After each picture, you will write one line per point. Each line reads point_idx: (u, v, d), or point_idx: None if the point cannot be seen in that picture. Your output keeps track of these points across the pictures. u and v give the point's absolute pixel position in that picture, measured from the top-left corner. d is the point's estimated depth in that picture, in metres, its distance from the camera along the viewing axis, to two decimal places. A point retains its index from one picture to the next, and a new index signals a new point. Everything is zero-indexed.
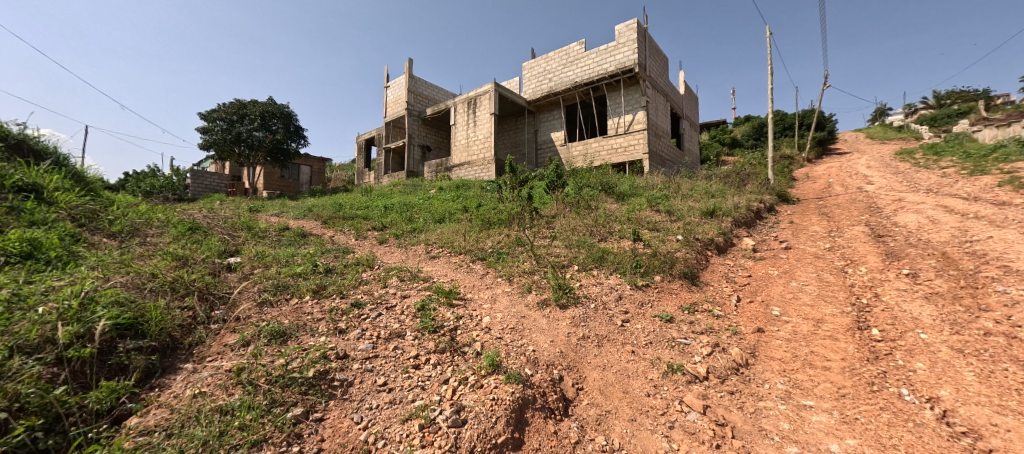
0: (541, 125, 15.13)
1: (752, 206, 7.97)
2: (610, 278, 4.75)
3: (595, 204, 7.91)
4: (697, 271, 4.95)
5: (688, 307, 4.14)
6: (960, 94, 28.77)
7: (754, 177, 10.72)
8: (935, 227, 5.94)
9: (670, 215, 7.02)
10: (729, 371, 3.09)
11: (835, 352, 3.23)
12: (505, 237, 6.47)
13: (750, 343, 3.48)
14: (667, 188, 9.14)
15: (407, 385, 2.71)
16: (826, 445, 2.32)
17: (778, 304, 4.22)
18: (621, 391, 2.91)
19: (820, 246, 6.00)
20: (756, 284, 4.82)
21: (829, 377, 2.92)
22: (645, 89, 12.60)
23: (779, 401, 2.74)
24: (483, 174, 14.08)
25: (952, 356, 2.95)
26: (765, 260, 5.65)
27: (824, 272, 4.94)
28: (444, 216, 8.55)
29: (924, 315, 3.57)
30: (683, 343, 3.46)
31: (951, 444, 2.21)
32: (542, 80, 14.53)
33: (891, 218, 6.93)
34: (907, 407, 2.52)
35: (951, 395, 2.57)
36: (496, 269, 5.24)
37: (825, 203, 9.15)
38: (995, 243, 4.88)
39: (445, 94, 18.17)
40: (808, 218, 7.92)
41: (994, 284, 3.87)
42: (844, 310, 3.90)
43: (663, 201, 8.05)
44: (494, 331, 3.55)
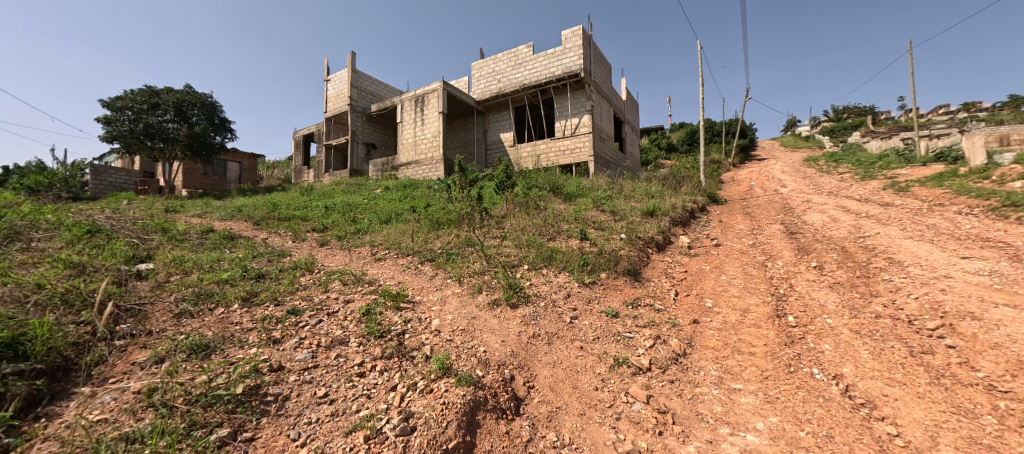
0: (491, 125, 15.14)
1: (686, 206, 8.58)
2: (558, 276, 4.86)
3: (544, 204, 8.06)
4: (639, 268, 5.23)
5: (632, 302, 4.35)
6: (854, 109, 33.34)
7: (688, 180, 11.55)
8: (836, 224, 6.80)
9: (614, 215, 7.35)
10: (669, 361, 3.27)
11: (759, 338, 3.55)
12: (454, 237, 6.37)
13: (686, 334, 3.73)
14: (611, 189, 9.57)
15: (351, 395, 2.55)
16: (753, 424, 2.53)
17: (711, 296, 4.57)
18: (571, 386, 2.97)
19: (744, 243, 6.60)
20: (691, 278, 5.19)
21: (755, 362, 3.21)
22: (590, 94, 13.08)
23: (713, 387, 2.96)
24: (431, 173, 13.79)
25: (852, 337, 3.36)
26: (699, 256, 6.10)
27: (749, 266, 5.43)
28: (390, 216, 8.24)
29: (829, 302, 4.05)
30: (628, 337, 3.63)
31: (853, 414, 2.51)
32: (491, 80, 14.54)
33: (801, 217, 7.82)
34: (818, 384, 2.83)
35: (852, 371, 2.93)
36: (445, 270, 5.14)
37: (748, 203, 10.11)
38: (881, 238, 5.67)
39: (390, 90, 17.53)
40: (734, 218, 8.70)
41: (882, 273, 4.48)
42: (765, 300, 4.32)
43: (608, 201, 8.42)
44: (445, 334, 3.47)
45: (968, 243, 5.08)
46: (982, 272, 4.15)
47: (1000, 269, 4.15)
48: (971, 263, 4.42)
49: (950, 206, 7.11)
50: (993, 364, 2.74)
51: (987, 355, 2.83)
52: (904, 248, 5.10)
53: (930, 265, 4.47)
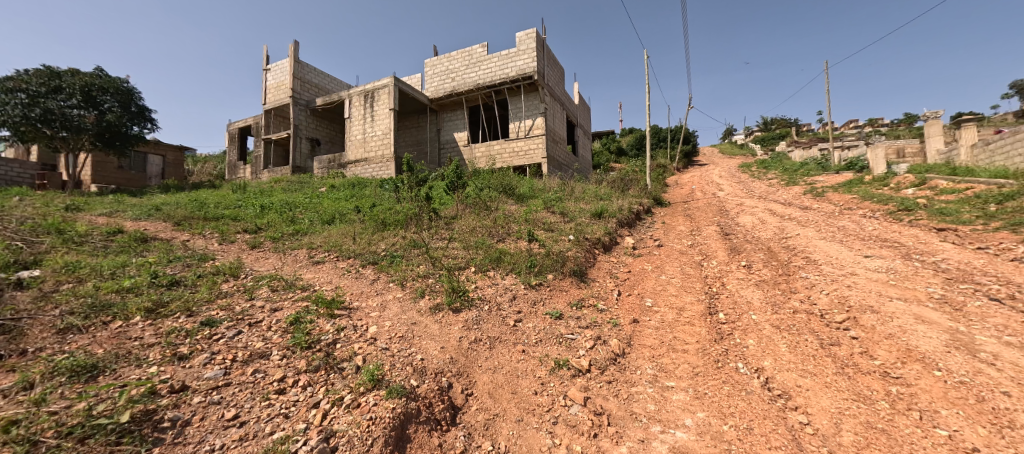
0: (444, 124, 14.85)
1: (633, 208, 8.91)
2: (505, 278, 4.81)
3: (495, 205, 8.00)
4: (585, 269, 5.31)
5: (576, 304, 4.39)
6: (781, 121, 36.63)
7: (635, 183, 12.03)
8: (763, 226, 7.37)
9: (564, 217, 7.45)
10: (608, 361, 3.32)
11: (692, 336, 3.71)
12: (400, 239, 6.12)
13: (626, 333, 3.82)
14: (562, 191, 9.73)
15: (265, 416, 2.31)
16: (682, 420, 2.61)
17: (651, 295, 4.75)
18: (510, 391, 2.92)
19: (684, 244, 6.95)
20: (634, 278, 5.36)
21: (687, 359, 3.34)
22: (543, 96, 13.22)
23: (647, 385, 3.04)
24: (381, 173, 13.28)
25: (773, 332, 3.61)
26: (642, 256, 6.34)
27: (686, 266, 5.71)
28: (333, 216, 7.77)
29: (755, 299, 4.35)
30: (570, 338, 3.65)
31: (770, 406, 2.67)
32: (444, 79, 14.26)
33: (735, 219, 8.39)
34: (742, 378, 3.00)
35: (772, 365, 3.13)
36: (388, 273, 4.90)
37: (689, 206, 10.70)
38: (800, 239, 6.20)
39: (337, 83, 16.65)
40: (676, 219, 9.17)
41: (800, 272, 4.88)
42: (699, 298, 4.55)
43: (558, 203, 8.53)
44: (381, 342, 3.27)
45: (870, 243, 5.70)
46: (881, 269, 4.63)
47: (895, 266, 4.66)
48: (872, 261, 4.93)
49: (856, 210, 7.97)
50: (887, 352, 3.04)
51: (882, 344, 3.14)
52: (819, 248, 5.61)
53: (839, 264, 4.93)
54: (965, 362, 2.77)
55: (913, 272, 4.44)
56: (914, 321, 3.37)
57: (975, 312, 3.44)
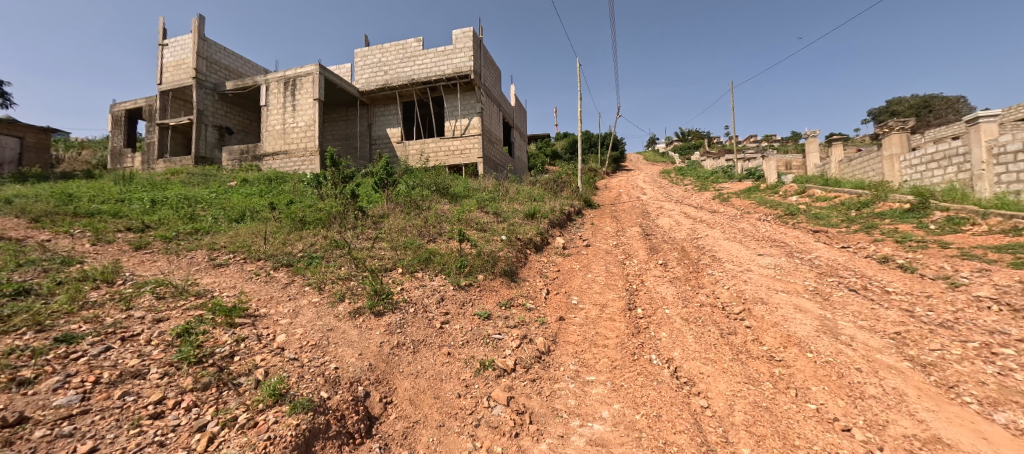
0: (376, 119, 14.14)
1: (564, 210, 9.21)
2: (434, 279, 4.67)
3: (427, 204, 7.77)
4: (515, 269, 5.36)
5: (505, 303, 4.40)
6: (695, 133, 40.58)
7: (567, 185, 12.48)
8: (679, 228, 8.06)
9: (497, 217, 7.46)
10: (533, 360, 3.37)
11: (612, 331, 3.91)
12: (320, 238, 5.66)
13: (552, 331, 3.92)
14: (497, 191, 9.76)
15: (133, 446, 1.97)
16: (600, 413, 2.72)
17: (577, 293, 4.93)
18: (432, 396, 2.82)
19: (610, 243, 7.34)
20: (562, 277, 5.52)
21: (606, 353, 3.51)
22: (480, 96, 13.16)
23: (569, 381, 3.12)
24: (304, 167, 12.26)
25: (682, 324, 3.93)
26: (571, 256, 6.57)
27: (611, 264, 6.03)
28: (242, 214, 6.95)
29: (669, 294, 4.71)
30: (496, 339, 3.65)
31: (676, 392, 2.89)
32: (376, 71, 13.56)
33: (655, 221, 9.06)
34: (654, 369, 3.21)
35: (680, 355, 3.40)
36: (304, 276, 4.49)
37: (616, 208, 11.37)
38: (708, 240, 6.86)
39: (252, 66, 15.02)
40: (603, 221, 9.67)
41: (708, 269, 5.40)
42: (620, 295, 4.82)
43: (492, 203, 8.54)
44: (289, 352, 2.97)
45: (762, 243, 6.51)
46: (770, 266, 5.29)
47: (780, 263, 5.36)
48: (764, 258, 5.61)
49: (753, 213, 9.05)
50: (772, 338, 3.46)
51: (769, 331, 3.57)
52: (723, 248, 6.26)
53: (738, 261, 5.54)
54: (829, 343, 3.25)
55: (794, 268, 5.13)
56: (794, 310, 3.88)
57: (839, 301, 4.06)
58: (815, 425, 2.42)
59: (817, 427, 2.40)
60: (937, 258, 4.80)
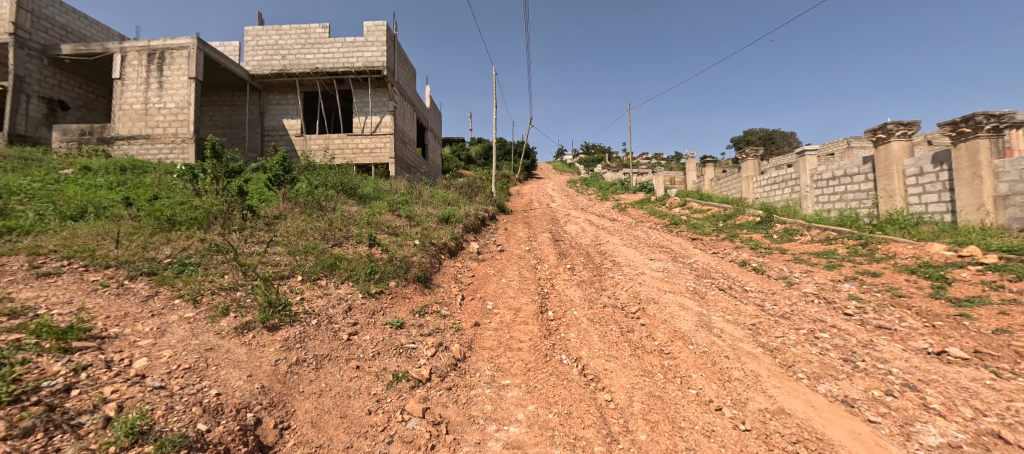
0: (270, 107, 12.60)
1: (479, 215, 9.28)
2: (340, 287, 4.31)
3: (331, 204, 7.14)
4: (429, 274, 5.23)
5: (419, 311, 4.26)
6: (598, 148, 44.37)
7: (481, 190, 12.59)
8: (584, 234, 8.70)
9: (410, 221, 7.19)
10: (448, 368, 3.32)
11: (525, 334, 4.04)
12: (197, 241, 4.82)
13: (467, 337, 3.91)
14: (410, 194, 9.43)
15: None
16: (515, 416, 2.78)
17: (492, 298, 4.98)
18: (338, 416, 2.59)
19: (522, 249, 7.59)
20: (477, 282, 5.55)
21: (520, 355, 3.62)
22: (393, 94, 12.58)
23: (485, 386, 3.14)
24: (173, 156, 10.34)
25: (589, 325, 4.24)
26: (486, 261, 6.63)
27: (523, 269, 6.24)
28: (82, 210, 5.57)
29: (576, 297, 5.05)
30: (410, 348, 3.52)
31: (584, 389, 3.11)
32: (272, 54, 12.07)
33: (563, 227, 9.65)
34: (564, 368, 3.41)
35: (587, 353, 3.66)
36: (174, 286, 3.77)
37: (527, 214, 11.82)
38: (610, 245, 7.52)
39: (101, 29, 12.21)
40: (516, 226, 9.99)
41: (610, 272, 5.92)
42: (532, 299, 5.01)
43: (405, 206, 8.21)
44: (153, 379, 2.47)
45: (652, 249, 7.37)
46: (660, 269, 6.00)
47: (668, 267, 6.13)
48: (655, 263, 6.35)
49: (646, 222, 10.20)
50: (662, 333, 3.93)
51: (659, 328, 4.04)
52: (621, 253, 6.93)
53: (634, 265, 6.19)
54: (705, 336, 3.80)
55: (678, 271, 5.90)
56: (679, 308, 4.46)
57: (712, 299, 4.78)
58: (696, 408, 2.81)
59: (698, 409, 2.79)
60: (778, 262, 5.96)
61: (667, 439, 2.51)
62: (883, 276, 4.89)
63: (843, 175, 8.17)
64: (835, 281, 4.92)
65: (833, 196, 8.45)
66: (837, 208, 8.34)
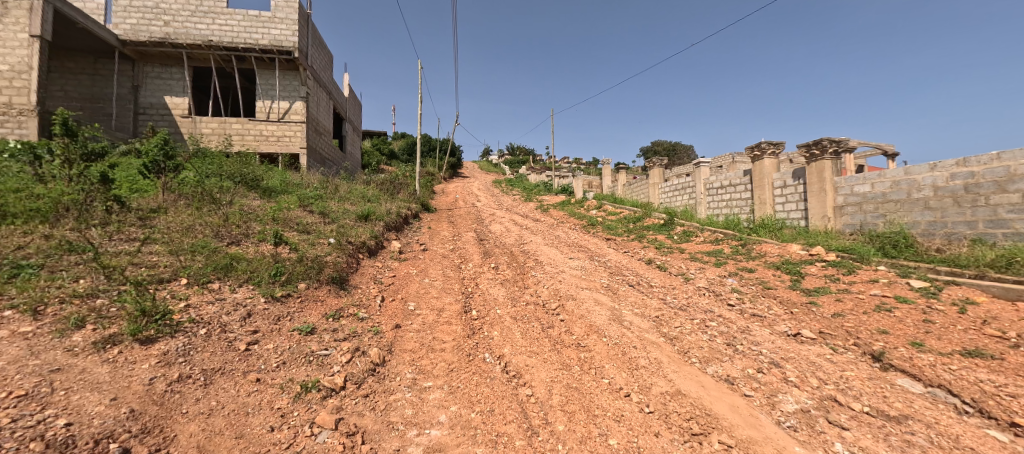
0: (146, 81, 10.70)
1: (401, 212, 8.93)
2: (237, 291, 3.82)
3: (227, 197, 6.29)
4: (345, 275, 4.89)
5: (332, 314, 3.95)
6: (522, 150, 45.60)
7: (404, 187, 12.12)
8: (509, 234, 8.87)
9: (324, 217, 6.65)
10: (366, 374, 3.14)
11: (448, 334, 3.98)
12: (40, 237, 3.89)
13: (387, 341, 3.73)
14: (324, 188, 8.71)
15: None
16: (437, 418, 2.72)
17: (414, 299, 4.82)
18: (232, 436, 2.29)
19: (446, 248, 7.46)
20: (398, 283, 5.32)
21: (443, 356, 3.55)
22: (305, 79, 11.49)
23: (405, 390, 3.03)
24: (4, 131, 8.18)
25: (511, 322, 4.33)
26: (408, 260, 6.39)
27: (448, 268, 6.15)
28: None
29: (500, 296, 5.12)
30: (322, 355, 3.25)
31: (506, 386, 3.16)
32: (150, 17, 10.22)
33: (488, 226, 9.72)
34: (487, 367, 3.43)
35: (510, 350, 3.73)
36: (4, 294, 3.00)
37: (452, 213, 11.69)
38: (533, 245, 7.76)
39: None
40: (441, 225, 9.81)
41: (532, 271, 6.10)
42: (456, 298, 4.96)
43: (317, 201, 7.56)
44: None
45: (572, 248, 7.79)
46: (578, 267, 6.36)
47: (585, 265, 6.52)
48: (574, 261, 6.72)
49: (567, 223, 10.74)
50: (579, 328, 4.17)
51: (577, 323, 4.28)
52: (543, 252, 7.20)
53: (555, 264, 6.47)
54: (616, 328, 4.12)
55: (595, 269, 6.31)
56: (594, 304, 4.77)
57: (623, 294, 5.20)
58: (608, 396, 3.03)
59: (610, 396, 3.02)
60: (678, 260, 6.70)
61: (582, 427, 2.66)
62: (757, 272, 5.78)
63: (729, 185, 9.49)
64: (722, 277, 5.68)
65: (721, 203, 9.77)
66: (724, 213, 9.66)
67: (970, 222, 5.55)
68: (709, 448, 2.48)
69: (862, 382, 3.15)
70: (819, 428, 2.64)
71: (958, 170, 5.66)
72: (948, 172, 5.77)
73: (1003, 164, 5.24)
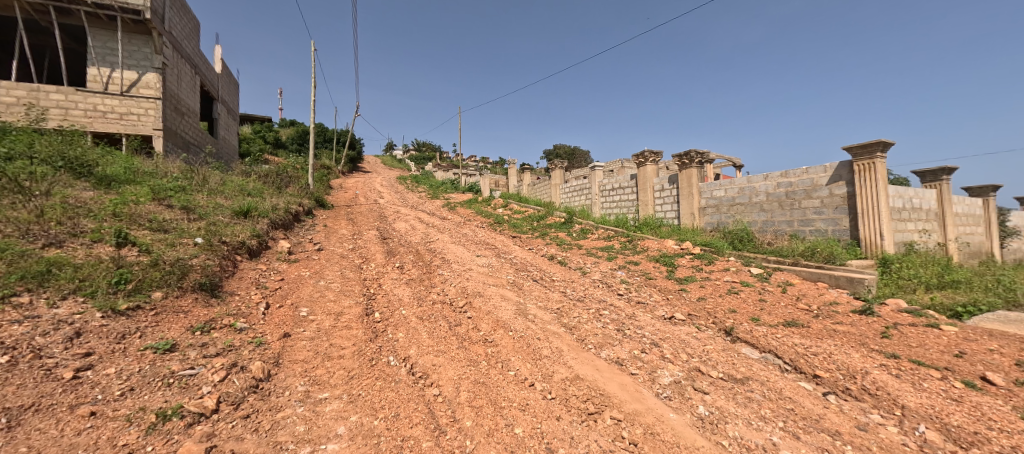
0: None
1: (290, 208, 7.99)
2: (59, 306, 3.02)
3: (43, 184, 4.90)
4: (218, 281, 4.20)
5: (200, 327, 3.35)
6: (429, 147, 44.52)
7: (293, 181, 10.85)
8: (415, 231, 8.60)
9: (189, 212, 5.62)
10: (246, 392, 2.74)
11: (348, 339, 3.70)
12: None
13: (273, 352, 3.30)
14: (189, 178, 7.35)
15: None
16: (334, 431, 2.51)
17: (306, 304, 4.35)
18: None
19: (345, 247, 6.90)
20: (287, 287, 4.75)
21: (342, 364, 3.28)
22: (161, 47, 9.50)
23: (296, 405, 2.72)
24: None
25: (418, 322, 4.20)
26: (299, 262, 5.75)
27: (346, 269, 5.70)
28: None
29: (406, 296, 4.92)
30: (186, 376, 2.74)
31: (413, 388, 3.05)
32: None
33: (392, 224, 9.28)
34: (392, 371, 3.27)
35: (416, 351, 3.61)
36: None
37: (352, 210, 10.86)
38: (439, 243, 7.64)
39: None
40: (338, 222, 9.05)
41: (439, 269, 6.00)
42: (357, 301, 4.61)
43: (178, 194, 6.33)
44: None
45: (478, 246, 7.87)
46: (485, 265, 6.43)
47: (492, 262, 6.64)
48: (481, 259, 6.79)
49: (474, 221, 10.81)
50: (486, 324, 4.24)
51: (484, 319, 4.34)
52: (450, 250, 7.13)
53: (462, 262, 6.46)
54: (521, 322, 4.29)
55: (501, 266, 6.47)
56: (501, 300, 4.89)
57: (527, 289, 5.43)
58: (514, 387, 3.15)
59: (516, 387, 3.13)
60: (576, 255, 7.26)
61: (490, 420, 2.72)
62: (641, 264, 6.55)
63: (619, 188, 10.60)
64: (613, 269, 6.32)
65: (613, 203, 10.84)
66: (615, 213, 10.75)
67: (789, 221, 7.08)
68: (603, 424, 2.74)
69: (717, 353, 3.81)
70: (687, 395, 3.11)
71: (782, 180, 7.18)
72: (775, 181, 7.29)
73: (810, 176, 6.78)
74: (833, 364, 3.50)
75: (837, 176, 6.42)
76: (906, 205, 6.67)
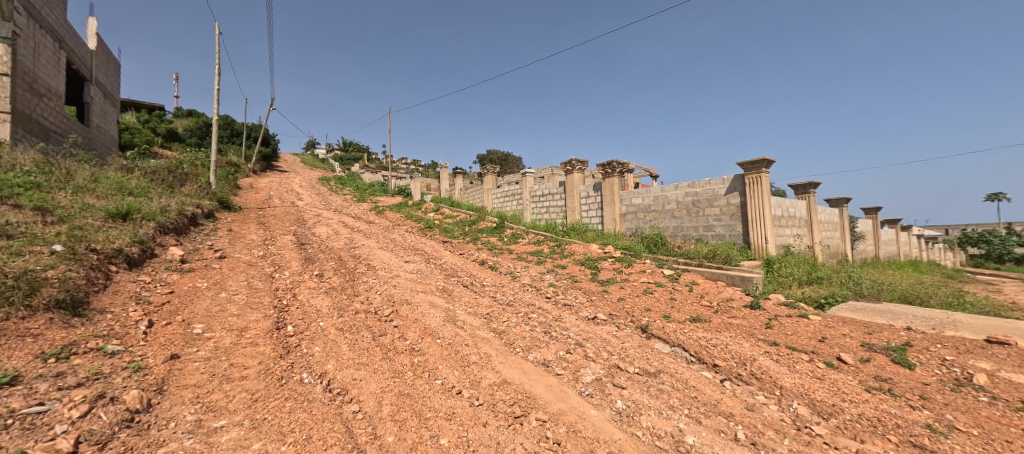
0: None
1: (185, 210, 7.00)
2: None
3: None
4: (83, 296, 3.51)
5: (55, 353, 2.77)
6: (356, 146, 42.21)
7: (191, 180, 9.54)
8: (337, 236, 8.04)
9: (45, 214, 4.64)
10: (116, 427, 2.32)
11: (253, 358, 3.31)
12: None
13: (156, 378, 2.84)
14: (48, 173, 6.10)
15: None
16: None
17: (202, 320, 3.82)
18: None
19: (253, 254, 6.21)
20: (178, 301, 4.13)
21: (244, 386, 2.92)
22: (10, 13, 7.78)
23: (183, 437, 2.36)
24: None
25: (337, 334, 3.91)
26: (195, 271, 5.04)
27: (254, 279, 5.12)
28: None
29: (324, 306, 4.55)
30: (33, 414, 2.24)
31: (329, 406, 2.83)
32: None
33: (311, 228, 8.60)
34: (305, 390, 2.99)
35: (334, 366, 3.35)
36: None
37: (263, 213, 9.84)
38: (364, 248, 7.23)
39: None
40: (246, 226, 8.14)
41: (363, 277, 5.65)
42: (266, 314, 4.15)
43: (29, 191, 5.19)
44: None
45: (407, 251, 7.59)
46: (413, 271, 6.21)
47: (421, 268, 6.44)
48: (409, 265, 6.56)
49: (403, 225, 10.43)
50: (413, 332, 4.08)
51: (411, 327, 4.18)
52: (376, 256, 6.78)
53: (389, 268, 6.17)
54: (450, 329, 4.20)
55: (430, 271, 6.30)
56: (429, 307, 4.75)
57: (457, 295, 5.35)
58: (441, 396, 3.07)
59: (442, 396, 3.06)
60: (507, 260, 7.33)
61: (413, 433, 2.61)
62: (568, 268, 6.83)
63: (549, 194, 10.96)
64: (542, 273, 6.49)
65: (543, 209, 11.18)
66: (545, 218, 11.10)
67: (695, 227, 7.88)
68: (528, 426, 2.78)
69: (634, 350, 4.09)
70: (607, 392, 3.30)
71: (690, 190, 7.98)
72: (684, 191, 8.07)
73: (711, 187, 7.64)
74: (729, 354, 3.96)
75: (732, 187, 7.31)
76: (784, 213, 7.82)
